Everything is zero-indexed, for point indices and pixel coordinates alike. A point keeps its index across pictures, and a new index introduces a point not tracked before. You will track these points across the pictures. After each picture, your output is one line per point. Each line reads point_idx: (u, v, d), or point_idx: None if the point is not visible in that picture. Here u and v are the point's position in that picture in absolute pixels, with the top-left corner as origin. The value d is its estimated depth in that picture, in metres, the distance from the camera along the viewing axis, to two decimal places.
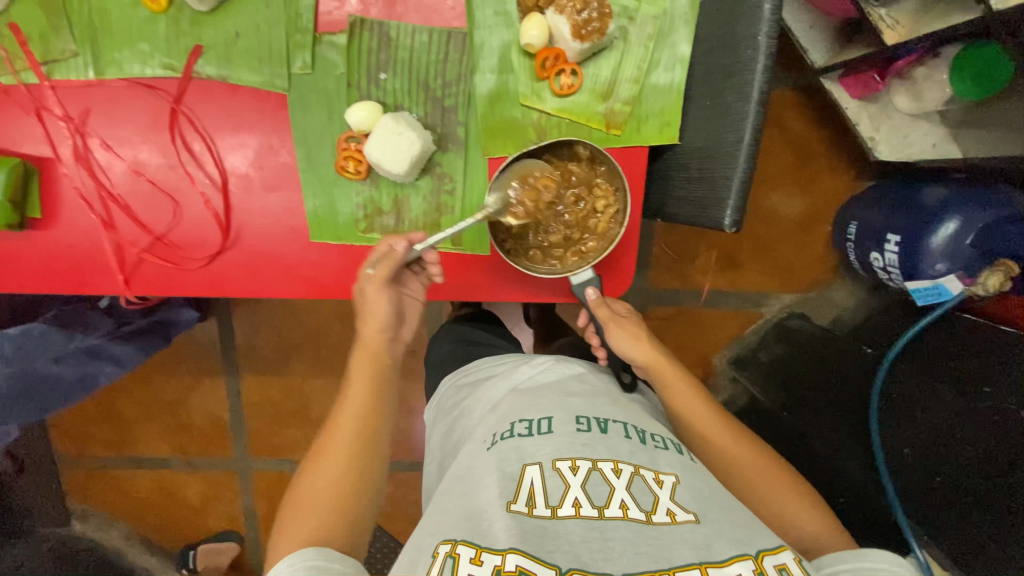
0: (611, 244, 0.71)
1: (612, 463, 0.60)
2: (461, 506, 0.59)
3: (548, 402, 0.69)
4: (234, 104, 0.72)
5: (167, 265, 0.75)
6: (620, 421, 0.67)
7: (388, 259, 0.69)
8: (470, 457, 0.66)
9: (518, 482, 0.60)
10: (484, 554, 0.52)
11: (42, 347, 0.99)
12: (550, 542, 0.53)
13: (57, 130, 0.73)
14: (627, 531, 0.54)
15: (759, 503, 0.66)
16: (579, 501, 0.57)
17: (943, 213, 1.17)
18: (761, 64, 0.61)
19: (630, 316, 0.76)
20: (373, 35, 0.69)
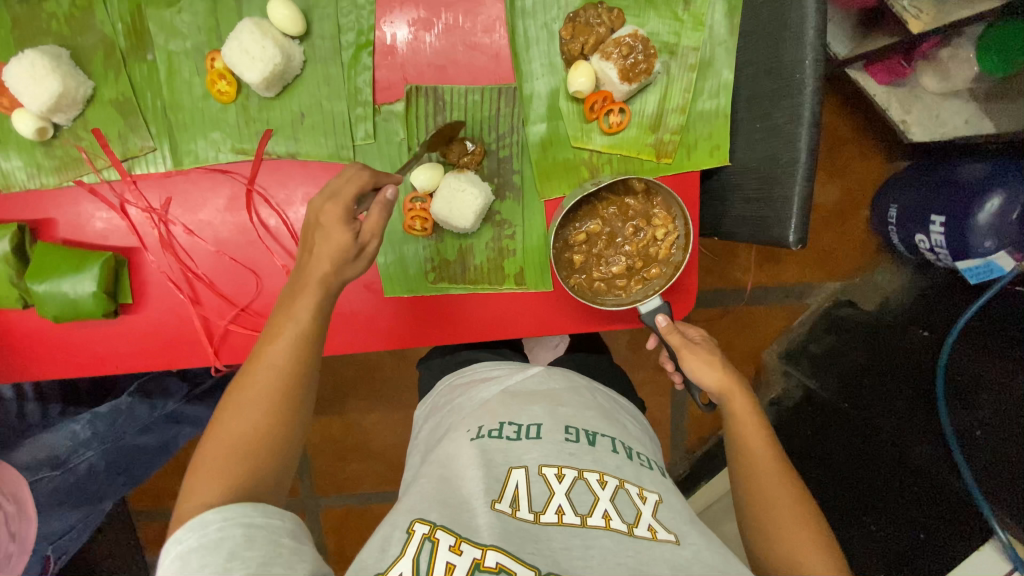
0: (677, 270, 0.73)
1: (599, 474, 0.64)
2: (442, 494, 0.62)
3: (540, 409, 0.71)
4: (304, 178, 0.75)
5: (251, 334, 0.79)
6: (609, 436, 0.70)
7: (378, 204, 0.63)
8: (453, 446, 0.68)
9: (503, 483, 0.63)
10: (464, 545, 0.56)
11: (129, 421, 1.05)
12: (530, 544, 0.57)
13: (140, 220, 0.78)
14: (609, 540, 0.58)
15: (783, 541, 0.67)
16: (562, 509, 0.61)
17: (988, 189, 1.17)
18: (811, 87, 0.63)
19: (704, 342, 0.76)
20: (428, 100, 0.72)
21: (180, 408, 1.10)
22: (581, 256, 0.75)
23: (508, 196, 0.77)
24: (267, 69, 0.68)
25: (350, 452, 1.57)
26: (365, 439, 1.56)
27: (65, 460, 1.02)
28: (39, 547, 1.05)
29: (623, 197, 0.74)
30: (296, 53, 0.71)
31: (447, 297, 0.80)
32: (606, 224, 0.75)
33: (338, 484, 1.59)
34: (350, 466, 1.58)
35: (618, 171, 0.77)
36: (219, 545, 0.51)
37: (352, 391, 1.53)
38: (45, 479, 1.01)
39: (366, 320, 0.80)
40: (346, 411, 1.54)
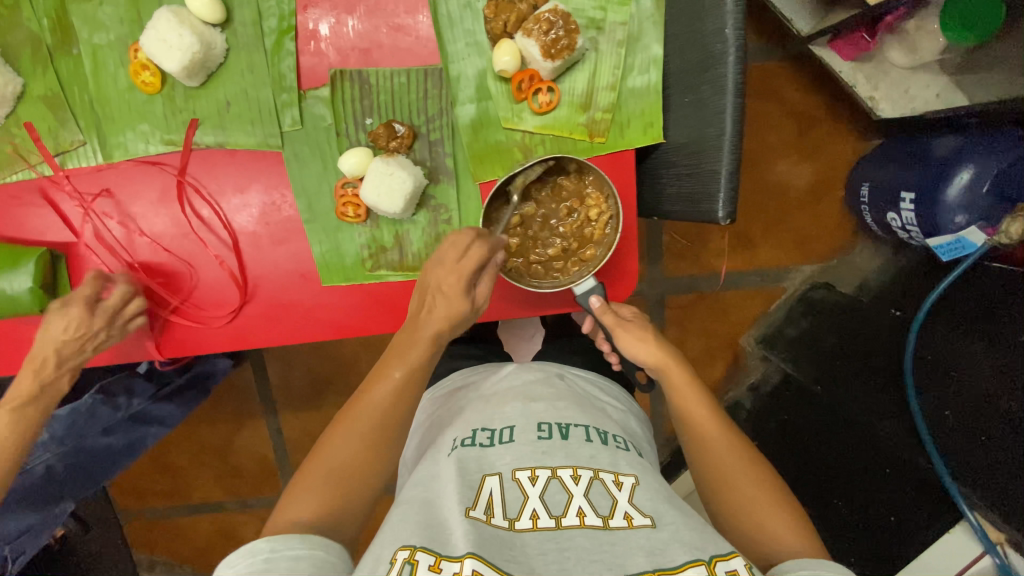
0: (610, 249, 0.72)
1: (571, 471, 0.62)
2: (420, 513, 0.59)
3: (512, 411, 0.70)
4: (235, 167, 0.76)
5: (192, 326, 0.79)
6: (582, 426, 0.68)
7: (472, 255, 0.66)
8: (432, 465, 0.66)
9: (477, 490, 0.61)
10: (443, 562, 0.52)
11: (91, 422, 1.05)
12: (506, 552, 0.54)
13: (76, 214, 0.78)
14: (584, 538, 0.55)
15: (747, 515, 0.65)
16: (537, 512, 0.58)
17: (955, 164, 1.12)
18: (732, 56, 0.61)
19: (636, 319, 0.75)
20: (353, 84, 0.72)
21: (145, 409, 1.10)
22: (517, 240, 0.74)
23: (442, 179, 0.76)
24: (186, 58, 0.68)
25: None
26: None
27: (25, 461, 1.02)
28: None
29: (557, 179, 0.73)
30: (217, 41, 0.71)
31: (384, 285, 0.79)
32: (542, 209, 0.74)
33: None
34: None
35: (551, 151, 0.75)
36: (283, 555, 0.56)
37: (330, 387, 1.52)
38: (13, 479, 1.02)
39: (305, 310, 0.79)
40: (324, 408, 1.53)
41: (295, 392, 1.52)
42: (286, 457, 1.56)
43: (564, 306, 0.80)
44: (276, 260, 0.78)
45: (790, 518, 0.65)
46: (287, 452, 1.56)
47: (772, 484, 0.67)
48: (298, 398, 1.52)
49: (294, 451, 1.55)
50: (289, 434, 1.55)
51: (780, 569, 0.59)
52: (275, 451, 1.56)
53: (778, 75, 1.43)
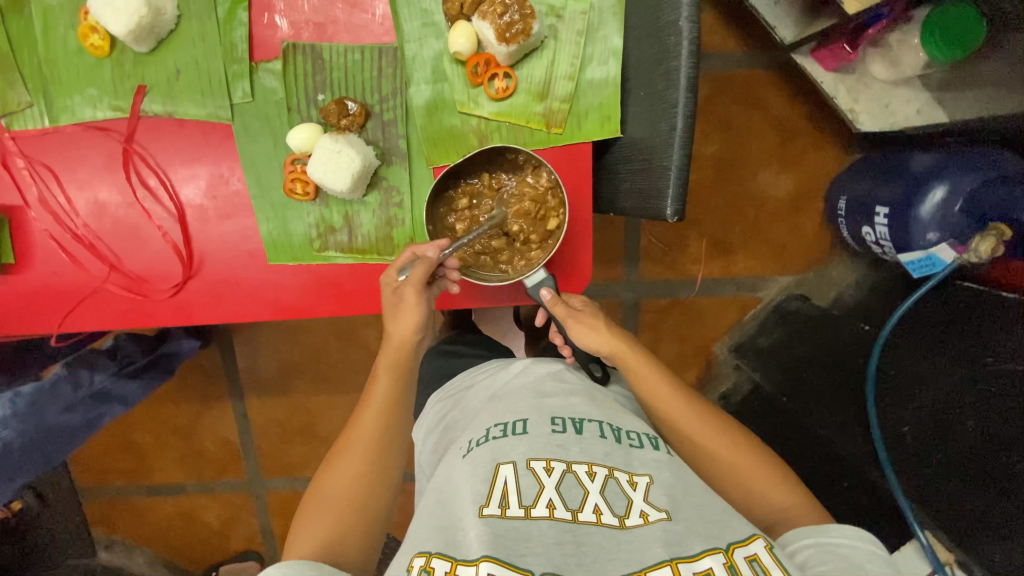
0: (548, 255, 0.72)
1: (587, 465, 0.58)
2: (435, 518, 0.57)
3: (524, 405, 0.67)
4: (183, 138, 0.74)
5: (135, 299, 0.77)
6: (596, 420, 0.64)
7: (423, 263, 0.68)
8: (446, 466, 0.63)
9: (490, 483, 0.57)
10: (459, 567, 0.50)
11: (52, 399, 1.01)
12: (522, 545, 0.51)
13: (22, 177, 0.76)
14: (600, 536, 0.53)
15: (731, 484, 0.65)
16: (553, 503, 0.55)
17: (931, 181, 1.10)
18: (685, 49, 0.60)
19: (587, 308, 0.73)
20: (306, 58, 0.71)
21: (107, 386, 1.05)
22: (462, 223, 0.74)
23: (394, 161, 0.75)
24: (133, 22, 0.66)
25: (296, 436, 1.53)
26: (311, 422, 1.52)
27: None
28: None
29: (508, 176, 0.73)
30: (167, 7, 0.70)
31: (332, 268, 0.78)
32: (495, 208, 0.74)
33: (283, 468, 1.55)
34: (295, 450, 1.54)
35: (507, 139, 0.74)
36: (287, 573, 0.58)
37: (297, 374, 1.50)
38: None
39: (250, 288, 0.78)
40: (291, 395, 1.50)
41: (261, 377, 1.49)
42: (251, 443, 1.54)
43: (515, 300, 0.79)
44: (223, 235, 0.76)
45: (775, 477, 0.64)
46: (251, 437, 1.54)
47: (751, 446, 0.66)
48: (264, 383, 1.50)
49: (258, 436, 1.53)
50: (255, 419, 1.52)
51: (784, 541, 0.59)
52: (240, 436, 1.53)
53: (764, 83, 1.41)
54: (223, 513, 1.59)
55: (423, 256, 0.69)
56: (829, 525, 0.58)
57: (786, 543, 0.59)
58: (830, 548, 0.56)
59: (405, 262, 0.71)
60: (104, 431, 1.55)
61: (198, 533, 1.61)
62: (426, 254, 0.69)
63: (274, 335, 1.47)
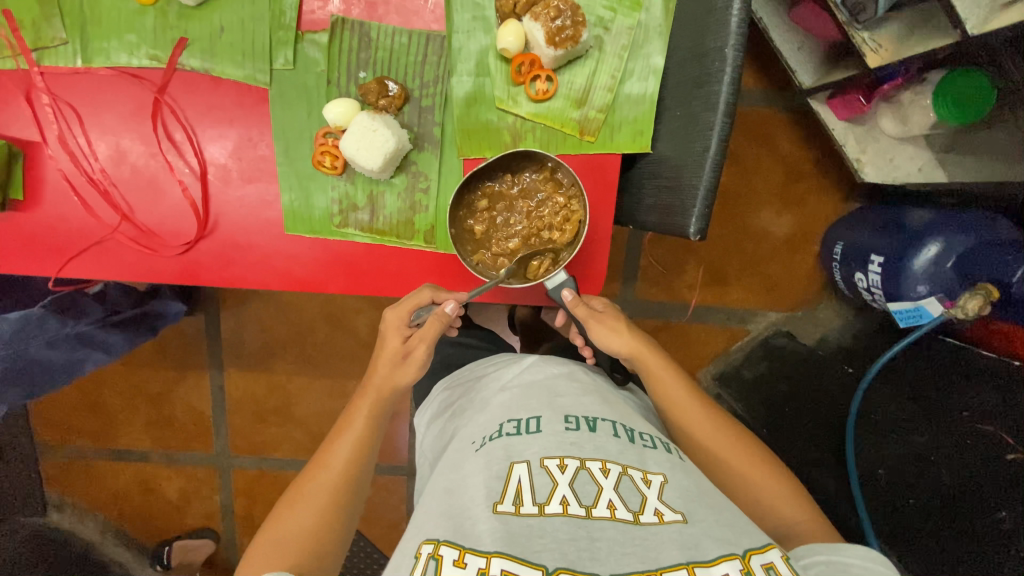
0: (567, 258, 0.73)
1: (601, 463, 0.60)
2: (447, 507, 0.59)
3: (538, 403, 0.70)
4: (217, 96, 0.74)
5: (142, 252, 0.76)
6: (609, 420, 0.67)
7: (435, 320, 0.73)
8: (458, 457, 0.66)
9: (504, 480, 0.60)
10: (468, 556, 0.52)
11: (36, 334, 0.94)
12: (535, 542, 0.53)
13: (44, 114, 0.74)
14: (614, 531, 0.55)
15: (739, 488, 0.69)
16: (567, 500, 0.57)
17: (926, 236, 1.14)
18: (727, 76, 0.61)
19: (608, 309, 0.75)
20: (354, 35, 0.72)
21: (90, 332, 1.02)
22: (482, 226, 0.74)
23: (426, 147, 0.75)
24: None
25: (271, 416, 1.50)
26: (289, 403, 1.50)
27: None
28: None
29: (531, 181, 0.74)
30: None
31: (349, 245, 0.78)
32: (514, 213, 0.75)
33: (253, 448, 1.51)
34: (268, 431, 1.51)
35: (540, 141, 0.75)
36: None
37: (282, 352, 1.47)
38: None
39: (262, 255, 0.77)
40: (272, 372, 1.48)
41: (245, 351, 1.47)
42: (224, 417, 1.50)
43: (529, 300, 0.80)
44: (242, 199, 0.76)
45: (781, 489, 0.68)
46: (225, 411, 1.50)
47: (761, 457, 0.70)
48: (246, 357, 1.47)
49: (231, 411, 1.50)
50: (232, 394, 1.49)
51: (795, 555, 0.62)
52: (213, 408, 1.50)
53: (775, 124, 1.46)
54: (184, 486, 1.55)
55: (439, 312, 0.72)
56: (840, 545, 0.61)
57: (797, 556, 0.61)
58: (842, 568, 0.58)
59: (422, 306, 0.75)
60: (73, 387, 1.50)
61: (154, 504, 1.56)
62: (443, 308, 0.72)
63: (263, 310, 1.45)
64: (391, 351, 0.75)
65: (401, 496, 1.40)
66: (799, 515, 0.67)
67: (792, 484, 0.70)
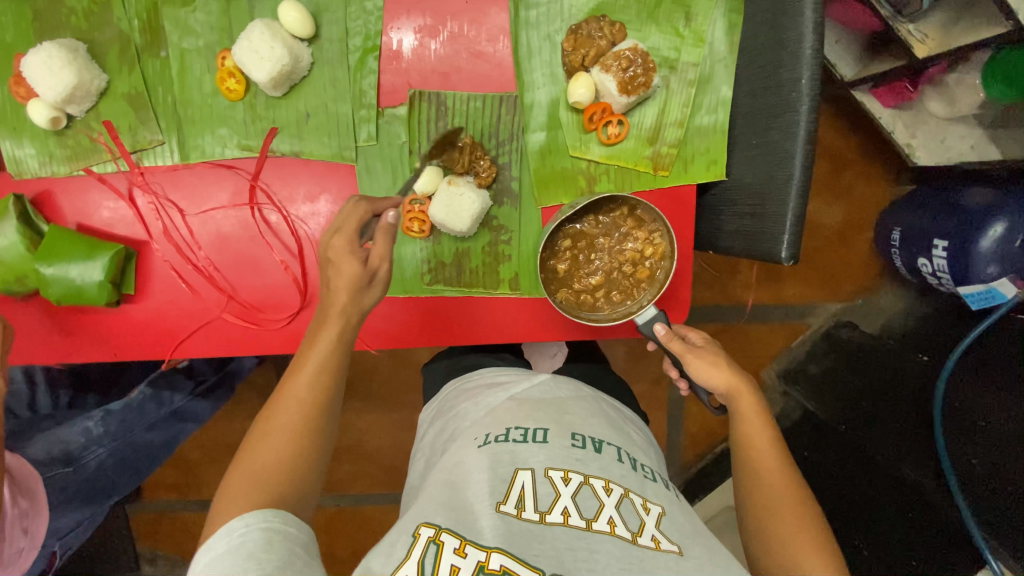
0: (658, 290, 0.75)
1: (603, 482, 0.63)
2: (447, 496, 0.62)
3: (546, 416, 0.71)
4: (307, 175, 0.77)
5: (247, 327, 0.81)
6: (614, 445, 0.70)
7: (388, 233, 0.66)
8: (460, 452, 0.68)
9: (509, 484, 0.63)
10: (468, 547, 0.56)
11: (138, 419, 1.05)
12: (535, 546, 0.57)
13: (146, 210, 0.80)
14: (612, 546, 0.58)
15: (778, 538, 0.66)
16: (568, 511, 0.60)
17: (990, 217, 1.13)
18: (806, 105, 0.63)
19: (707, 345, 0.75)
20: (431, 104, 0.74)
21: (184, 406, 1.10)
22: (565, 266, 0.77)
23: (506, 201, 0.78)
24: (275, 69, 0.70)
25: (345, 453, 1.55)
26: (361, 441, 1.54)
27: (77, 457, 1.01)
28: (46, 543, 0.99)
29: (611, 221, 0.76)
30: (303, 54, 0.73)
31: (441, 299, 0.81)
32: (595, 252, 0.77)
33: (331, 486, 1.57)
34: (343, 468, 1.56)
35: (614, 181, 0.78)
36: (241, 548, 0.53)
37: (351, 392, 1.52)
38: (57, 477, 0.99)
39: None
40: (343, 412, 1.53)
41: None
42: None
43: (616, 335, 0.82)
44: None
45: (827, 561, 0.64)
46: None
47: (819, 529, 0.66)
48: None
49: None
50: None
51: None
52: None
53: None
54: None
55: (387, 224, 0.66)
56: None
57: None
58: None
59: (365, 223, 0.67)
60: None
61: None
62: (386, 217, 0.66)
63: None
64: (352, 277, 0.64)
65: None
66: None
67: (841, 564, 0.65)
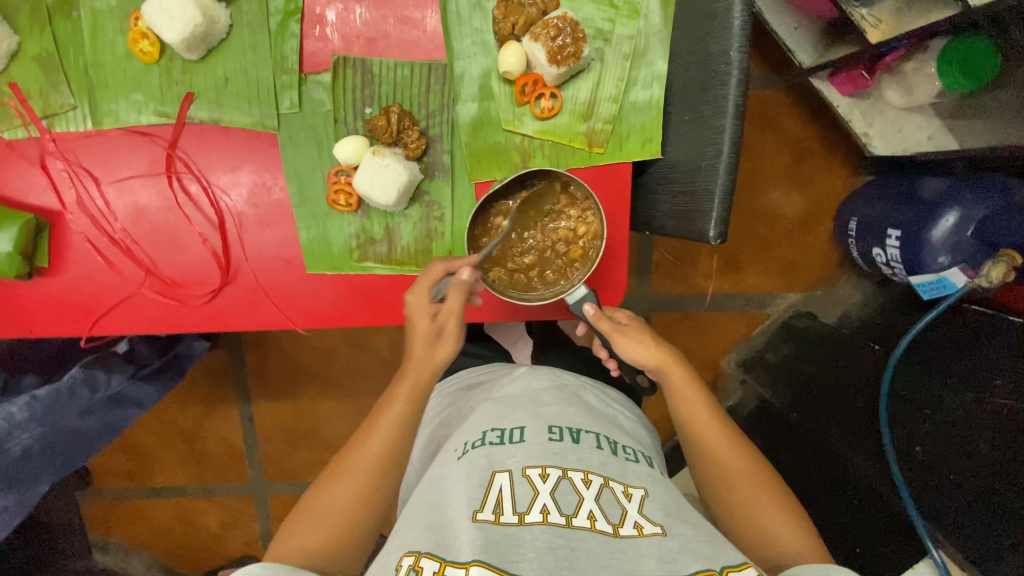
0: (589, 268, 0.73)
1: (582, 474, 0.60)
2: (429, 517, 0.58)
3: (522, 412, 0.69)
4: (227, 145, 0.75)
5: (168, 304, 0.77)
6: (593, 432, 0.67)
7: (458, 289, 0.67)
8: (441, 467, 0.65)
9: (486, 488, 0.59)
10: (448, 568, 0.51)
11: (70, 404, 0.98)
12: (515, 551, 0.52)
13: (60, 178, 0.76)
14: (594, 542, 0.54)
15: (741, 509, 0.66)
16: (547, 508, 0.57)
17: (943, 206, 1.12)
18: (734, 76, 0.61)
19: (633, 322, 0.73)
20: (356, 71, 0.72)
21: (123, 390, 1.05)
22: (497, 245, 0.75)
23: (437, 175, 0.76)
24: (187, 30, 0.67)
25: (301, 440, 1.51)
26: (317, 428, 1.51)
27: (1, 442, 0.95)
28: None
29: (543, 198, 0.74)
30: (221, 16, 0.70)
31: (370, 278, 0.78)
32: (529, 232, 0.75)
33: (287, 473, 1.53)
34: (299, 455, 1.52)
35: (550, 157, 0.75)
36: None
37: (307, 378, 1.49)
38: None
39: (287, 294, 0.78)
40: (298, 398, 1.49)
41: (270, 379, 1.48)
42: (255, 445, 1.52)
43: (551, 316, 0.81)
44: (261, 244, 0.76)
45: (790, 517, 0.65)
46: (256, 440, 1.52)
47: (773, 486, 0.67)
48: (272, 385, 1.49)
49: (263, 439, 1.51)
50: (261, 423, 1.51)
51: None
52: (244, 438, 1.52)
53: (777, 105, 1.44)
54: (223, 516, 1.57)
55: (459, 280, 0.67)
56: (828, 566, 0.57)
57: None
58: None
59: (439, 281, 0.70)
60: None
61: (197, 536, 1.59)
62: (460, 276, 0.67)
63: (285, 340, 1.46)
64: (422, 331, 0.69)
65: None
66: (795, 543, 0.63)
67: (800, 518, 0.66)
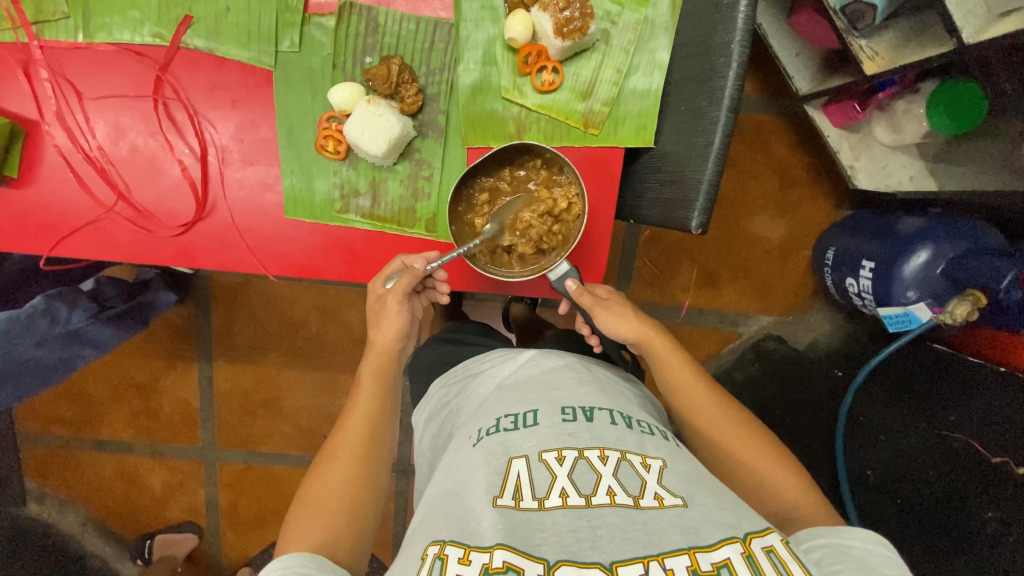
0: (575, 238, 0.72)
1: (599, 451, 0.58)
2: (450, 508, 0.56)
3: (534, 396, 0.67)
4: (219, 76, 0.73)
5: (138, 232, 0.74)
6: (606, 409, 0.65)
7: (410, 275, 0.70)
8: (456, 455, 0.63)
9: (504, 476, 0.57)
10: (473, 553, 0.49)
11: (26, 333, 0.89)
12: (537, 534, 0.51)
13: (42, 89, 0.73)
14: (615, 517, 0.52)
15: (739, 477, 0.67)
16: (566, 491, 0.54)
17: (916, 243, 1.13)
18: (733, 69, 0.62)
19: (614, 296, 0.74)
20: (361, 19, 0.73)
21: (83, 328, 0.98)
22: (482, 220, 0.74)
23: (430, 134, 0.75)
24: None
25: (259, 409, 1.45)
26: (278, 397, 1.44)
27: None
28: None
29: (523, 173, 0.74)
30: None
31: (349, 231, 0.77)
32: (510, 205, 0.74)
33: (241, 441, 1.46)
34: (255, 424, 1.45)
35: (544, 133, 0.76)
36: None
37: (273, 345, 1.42)
38: None
39: (263, 238, 0.76)
40: (262, 364, 1.43)
41: (235, 342, 1.41)
42: (211, 410, 1.45)
43: (527, 292, 0.80)
44: (242, 181, 0.75)
45: (783, 482, 0.66)
46: (212, 403, 1.45)
47: (767, 444, 0.68)
48: (236, 348, 1.42)
49: (219, 403, 1.44)
50: (220, 386, 1.44)
51: (798, 539, 0.60)
52: (201, 400, 1.44)
53: (770, 130, 1.45)
54: (168, 479, 1.49)
55: (410, 267, 0.70)
56: (843, 527, 0.58)
57: (800, 541, 0.59)
58: (844, 550, 0.55)
59: (393, 271, 0.72)
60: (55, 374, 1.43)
61: (138, 497, 1.50)
62: (412, 264, 0.70)
63: (255, 303, 1.40)
64: (370, 305, 0.74)
65: (391, 492, 1.37)
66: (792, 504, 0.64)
67: (793, 467, 0.67)
